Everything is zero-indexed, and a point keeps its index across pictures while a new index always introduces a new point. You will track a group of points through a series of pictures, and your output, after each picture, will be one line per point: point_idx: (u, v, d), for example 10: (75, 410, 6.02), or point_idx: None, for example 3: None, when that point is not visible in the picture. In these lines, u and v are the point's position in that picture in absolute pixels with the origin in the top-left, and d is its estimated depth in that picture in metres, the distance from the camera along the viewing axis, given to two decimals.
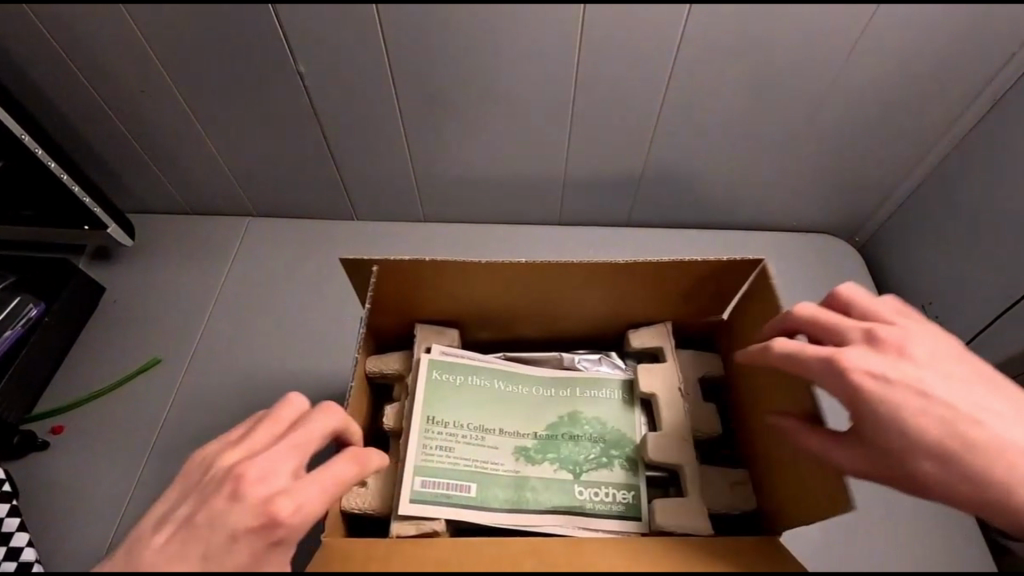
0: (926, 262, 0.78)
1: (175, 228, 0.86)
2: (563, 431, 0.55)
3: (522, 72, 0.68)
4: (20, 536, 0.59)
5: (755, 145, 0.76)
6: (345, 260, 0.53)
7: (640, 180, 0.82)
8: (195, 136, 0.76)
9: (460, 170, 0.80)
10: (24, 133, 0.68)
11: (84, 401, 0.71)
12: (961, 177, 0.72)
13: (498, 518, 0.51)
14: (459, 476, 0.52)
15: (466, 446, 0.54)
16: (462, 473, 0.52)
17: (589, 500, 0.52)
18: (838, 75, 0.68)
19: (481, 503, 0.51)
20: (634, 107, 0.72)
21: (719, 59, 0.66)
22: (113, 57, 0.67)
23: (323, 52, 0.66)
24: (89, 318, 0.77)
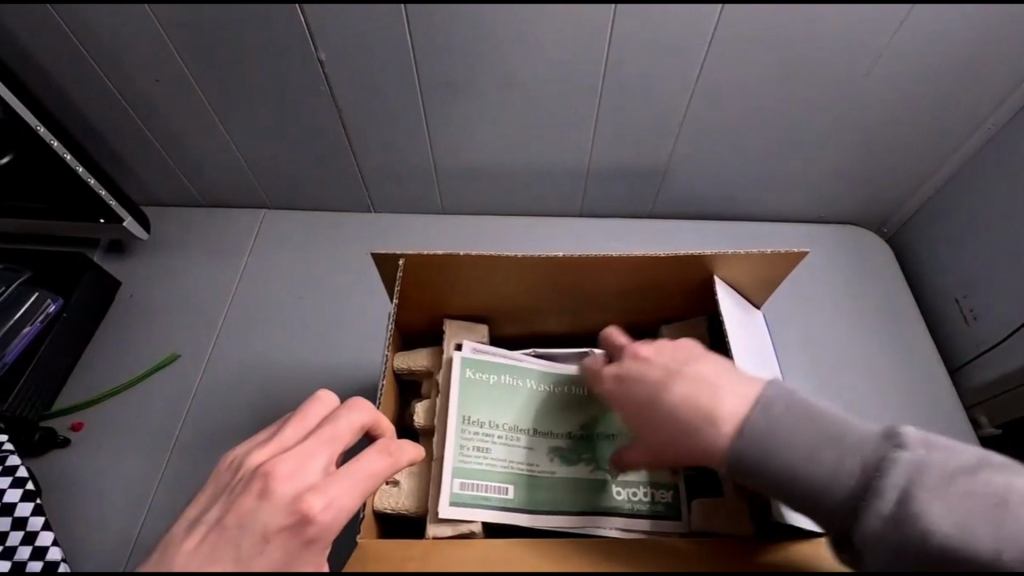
0: (959, 253, 0.76)
1: (190, 220, 0.85)
2: (598, 431, 0.54)
3: (549, 60, 0.66)
4: (45, 534, 0.58)
5: (787, 135, 0.74)
6: (374, 254, 0.52)
7: (666, 170, 0.79)
8: (210, 128, 0.74)
9: (481, 162, 0.79)
10: (38, 125, 0.66)
11: (103, 398, 0.70)
12: (1000, 168, 0.70)
13: (535, 519, 0.50)
14: (495, 479, 0.51)
15: (501, 447, 0.53)
16: (499, 476, 0.51)
17: (626, 501, 0.51)
18: (875, 62, 0.65)
19: (519, 507, 0.50)
20: (663, 96, 0.69)
21: (752, 46, 0.64)
22: (123, 47, 0.65)
23: (343, 40, 0.64)
24: (106, 313, 0.76)
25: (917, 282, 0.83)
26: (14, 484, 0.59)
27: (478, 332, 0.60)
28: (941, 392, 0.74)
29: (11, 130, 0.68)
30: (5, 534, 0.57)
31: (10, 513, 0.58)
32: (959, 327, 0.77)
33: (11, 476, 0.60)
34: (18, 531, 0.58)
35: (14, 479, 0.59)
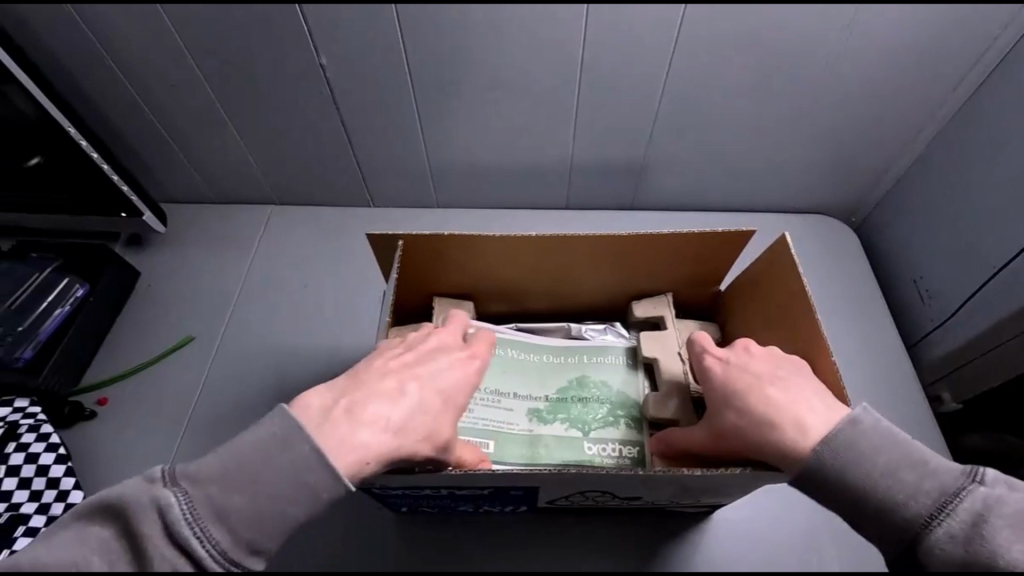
0: (917, 239, 0.81)
1: (203, 215, 0.92)
2: (571, 394, 0.61)
3: (530, 63, 0.72)
4: (76, 493, 0.64)
5: (752, 130, 0.79)
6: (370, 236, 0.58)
7: (643, 164, 0.85)
8: (222, 129, 0.81)
9: (471, 158, 0.85)
10: (70, 126, 0.73)
11: (125, 375, 0.76)
12: (951, 158, 0.75)
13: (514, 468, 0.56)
14: (481, 434, 0.57)
15: (486, 409, 0.59)
16: (483, 432, 0.58)
17: (595, 454, 0.57)
18: (828, 61, 0.71)
19: (500, 459, 0.56)
20: (634, 95, 0.75)
21: (714, 49, 0.70)
22: (143, 56, 0.72)
23: (342, 48, 0.70)
24: (128, 300, 0.83)
25: (884, 267, 0.88)
26: (48, 449, 0.66)
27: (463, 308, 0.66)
28: (899, 367, 0.79)
29: (43, 133, 0.75)
30: (40, 492, 0.64)
31: (45, 474, 0.65)
32: (918, 308, 0.82)
33: (45, 442, 0.66)
34: (52, 490, 0.64)
35: (48, 445, 0.66)
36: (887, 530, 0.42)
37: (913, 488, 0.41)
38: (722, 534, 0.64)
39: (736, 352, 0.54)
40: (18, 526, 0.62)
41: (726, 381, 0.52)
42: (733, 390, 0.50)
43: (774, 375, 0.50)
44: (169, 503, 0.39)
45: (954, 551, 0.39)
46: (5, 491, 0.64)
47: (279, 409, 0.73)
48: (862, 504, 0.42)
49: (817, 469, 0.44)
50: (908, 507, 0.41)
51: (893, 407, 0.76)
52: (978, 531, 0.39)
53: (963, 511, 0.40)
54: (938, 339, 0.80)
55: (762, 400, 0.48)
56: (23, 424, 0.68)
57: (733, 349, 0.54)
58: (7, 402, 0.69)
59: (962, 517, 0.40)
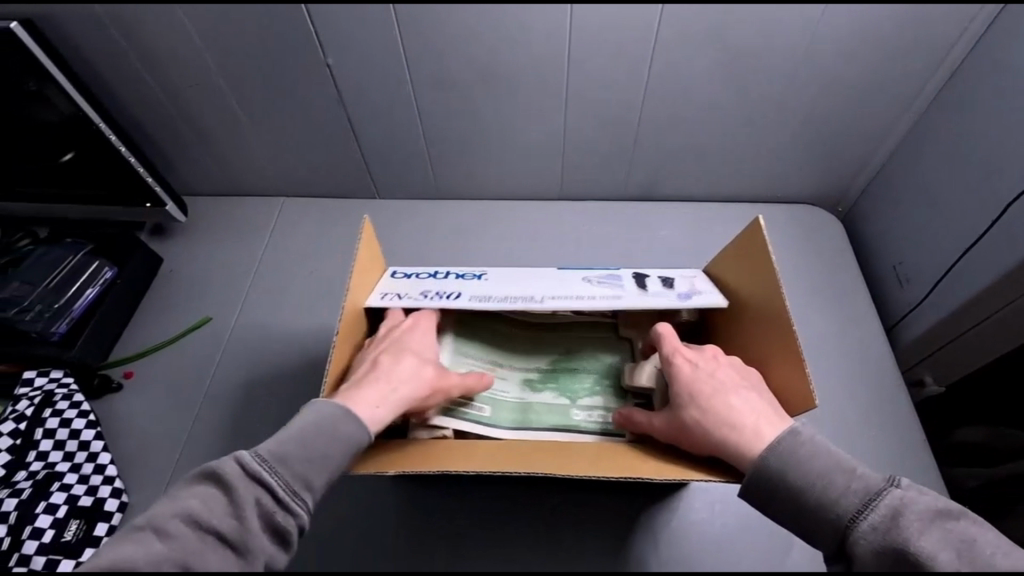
0: (897, 226, 0.84)
1: (221, 206, 0.98)
2: (561, 365, 0.67)
3: (520, 59, 0.77)
4: (105, 454, 0.71)
5: (735, 122, 0.83)
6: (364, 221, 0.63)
7: (632, 156, 0.90)
8: (237, 125, 0.87)
9: (468, 150, 0.90)
10: (100, 121, 0.80)
11: (148, 352, 0.83)
12: (927, 147, 0.78)
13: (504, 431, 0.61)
14: (477, 399, 0.63)
15: None
16: (480, 398, 0.63)
17: (582, 419, 0.63)
18: (803, 55, 0.74)
19: (494, 421, 0.62)
20: (619, 89, 0.80)
21: (694, 45, 0.74)
22: (166, 57, 0.79)
23: (346, 47, 0.76)
24: (151, 283, 0.89)
25: (867, 254, 0.91)
26: (80, 415, 0.73)
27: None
28: (879, 349, 0.82)
29: (76, 130, 0.82)
30: (73, 453, 0.70)
31: (77, 437, 0.71)
32: (899, 292, 0.85)
33: (77, 409, 0.73)
34: (83, 452, 0.71)
35: (79, 411, 0.73)
36: (821, 529, 0.45)
37: (840, 488, 0.45)
38: (698, 502, 0.68)
39: (704, 357, 0.57)
40: (53, 482, 0.68)
41: (690, 381, 0.55)
42: (695, 393, 0.54)
43: (736, 384, 0.54)
44: (246, 458, 0.46)
45: (877, 543, 0.42)
46: (42, 452, 0.70)
47: (287, 383, 0.78)
48: (798, 504, 0.46)
49: (761, 469, 0.47)
50: (836, 503, 0.44)
51: (872, 387, 0.79)
52: (896, 524, 0.42)
53: (884, 507, 0.43)
54: (915, 322, 0.82)
55: (724, 405, 0.52)
56: (58, 392, 0.74)
57: (702, 354, 0.58)
58: (44, 373, 0.76)
59: (881, 513, 0.43)
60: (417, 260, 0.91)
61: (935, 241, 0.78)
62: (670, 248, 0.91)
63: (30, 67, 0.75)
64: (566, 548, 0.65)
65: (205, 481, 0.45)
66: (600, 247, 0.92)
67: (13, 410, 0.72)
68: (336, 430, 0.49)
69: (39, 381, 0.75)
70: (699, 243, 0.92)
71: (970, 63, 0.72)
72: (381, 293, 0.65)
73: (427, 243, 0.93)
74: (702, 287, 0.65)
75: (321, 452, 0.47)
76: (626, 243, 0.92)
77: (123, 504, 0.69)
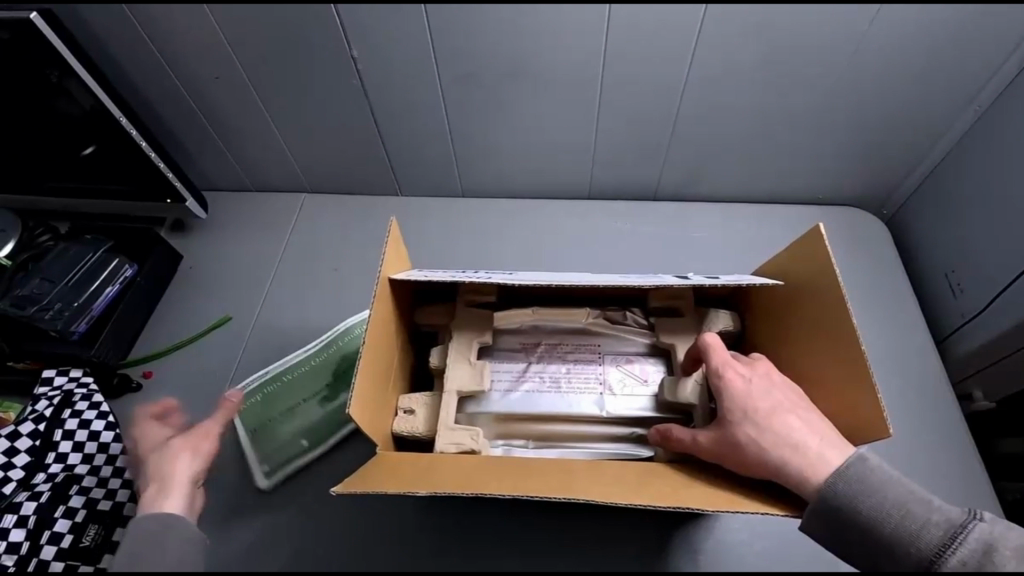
0: (950, 232, 0.79)
1: (241, 203, 0.96)
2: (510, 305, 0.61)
3: (553, 53, 0.73)
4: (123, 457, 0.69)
5: (778, 119, 0.79)
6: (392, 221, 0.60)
7: (666, 154, 0.86)
8: (259, 120, 0.85)
9: (496, 146, 0.86)
10: (121, 116, 0.78)
11: (168, 352, 0.81)
12: (988, 148, 0.73)
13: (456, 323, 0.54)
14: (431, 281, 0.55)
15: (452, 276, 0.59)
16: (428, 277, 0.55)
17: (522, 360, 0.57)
18: (855, 49, 0.69)
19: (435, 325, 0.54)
20: (656, 84, 0.76)
21: (739, 38, 0.69)
22: (187, 49, 0.76)
23: (372, 40, 0.73)
24: (171, 281, 0.88)
25: (915, 260, 0.86)
26: (99, 416, 0.71)
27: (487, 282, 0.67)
28: (928, 363, 0.77)
29: (96, 123, 0.80)
30: (92, 455, 0.69)
31: (96, 439, 0.70)
32: (950, 301, 0.80)
33: (96, 410, 0.72)
34: (101, 454, 0.69)
35: (99, 412, 0.71)
36: (900, 561, 0.43)
37: (922, 519, 0.43)
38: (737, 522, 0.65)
39: (756, 371, 0.54)
40: (72, 485, 0.67)
41: (745, 396, 0.52)
42: (754, 410, 0.51)
43: (794, 403, 0.51)
44: None
45: None
46: (61, 453, 0.69)
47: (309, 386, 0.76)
48: (876, 535, 0.43)
49: (837, 501, 0.44)
50: (920, 537, 0.42)
51: (921, 403, 0.74)
52: (987, 560, 0.41)
53: (973, 541, 0.42)
54: (966, 335, 0.78)
55: (783, 424, 0.49)
56: (77, 392, 0.73)
57: (753, 366, 0.54)
58: (64, 371, 0.75)
59: (970, 548, 0.41)
60: (442, 259, 0.88)
61: (993, 249, 0.72)
62: (705, 251, 0.87)
63: (49, 60, 0.73)
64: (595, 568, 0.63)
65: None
66: (631, 249, 0.88)
67: (33, 410, 0.71)
68: None
69: (59, 380, 0.74)
70: (736, 247, 0.87)
71: None
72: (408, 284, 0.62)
73: (452, 243, 0.90)
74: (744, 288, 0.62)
75: None
76: (659, 245, 0.88)
77: None
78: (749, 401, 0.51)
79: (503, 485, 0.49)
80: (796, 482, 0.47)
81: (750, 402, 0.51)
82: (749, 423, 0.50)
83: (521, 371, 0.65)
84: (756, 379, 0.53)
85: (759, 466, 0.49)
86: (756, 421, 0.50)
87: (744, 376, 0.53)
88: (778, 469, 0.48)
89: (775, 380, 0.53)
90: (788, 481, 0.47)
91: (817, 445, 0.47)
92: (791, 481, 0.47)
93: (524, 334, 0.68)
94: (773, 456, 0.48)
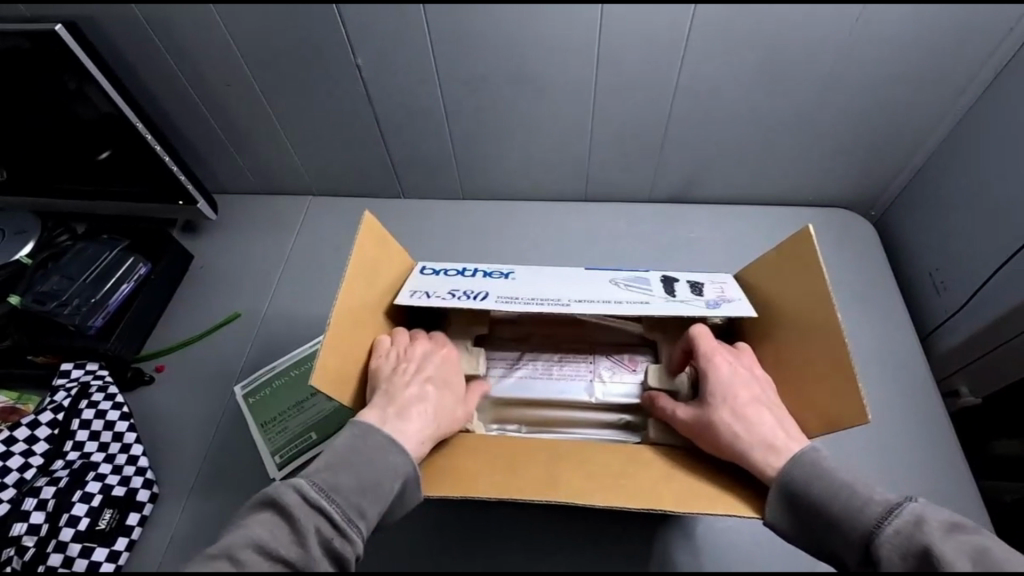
0: (933, 231, 0.82)
1: (250, 205, 1.00)
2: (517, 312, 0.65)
3: (548, 60, 0.76)
4: (136, 446, 0.73)
5: (767, 123, 0.81)
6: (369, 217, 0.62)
7: (660, 157, 0.88)
8: (268, 125, 0.89)
9: (495, 150, 0.90)
10: (138, 121, 0.82)
11: (179, 347, 0.84)
12: (968, 151, 0.75)
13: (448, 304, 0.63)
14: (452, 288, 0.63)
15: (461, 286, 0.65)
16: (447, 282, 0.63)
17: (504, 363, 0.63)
18: (838, 55, 0.72)
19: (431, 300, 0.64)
20: (649, 90, 0.79)
21: (726, 45, 0.72)
22: (200, 58, 0.80)
23: (376, 48, 0.76)
24: (183, 279, 0.91)
25: (901, 260, 0.88)
26: (114, 407, 0.74)
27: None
28: (912, 359, 0.80)
29: (113, 127, 0.84)
30: (107, 444, 0.72)
31: (111, 429, 0.73)
32: (935, 299, 0.82)
33: (111, 401, 0.75)
34: (116, 443, 0.72)
35: (114, 403, 0.75)
36: (843, 535, 0.45)
37: (864, 495, 0.45)
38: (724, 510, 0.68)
39: (741, 362, 0.58)
40: (88, 472, 0.70)
41: (729, 383, 0.55)
42: (734, 397, 0.54)
43: (769, 398, 0.55)
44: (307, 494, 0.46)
45: (901, 547, 0.42)
46: (78, 442, 0.72)
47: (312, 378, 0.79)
48: (824, 513, 0.46)
49: (790, 488, 0.48)
50: (859, 511, 0.44)
51: (905, 397, 0.77)
52: (919, 529, 0.42)
53: (907, 513, 0.43)
54: (948, 332, 0.80)
55: (757, 411, 0.53)
56: (93, 384, 0.76)
57: (739, 359, 0.58)
58: (80, 364, 0.78)
59: (904, 519, 0.43)
60: (442, 259, 0.91)
61: (974, 249, 0.75)
62: (696, 250, 0.90)
63: (70, 68, 0.77)
64: (585, 553, 0.66)
65: (267, 508, 0.46)
66: (625, 249, 0.91)
67: (52, 400, 0.75)
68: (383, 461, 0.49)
69: (76, 372, 0.77)
70: (727, 247, 0.90)
71: (1016, 62, 0.69)
72: (409, 291, 0.64)
73: (451, 243, 0.93)
74: (731, 293, 0.64)
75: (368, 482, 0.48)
76: (652, 245, 0.91)
77: (154, 496, 0.70)
78: (733, 390, 0.55)
79: (496, 485, 0.52)
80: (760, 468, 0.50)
81: (733, 390, 0.55)
82: (727, 409, 0.54)
83: (515, 359, 0.68)
84: (740, 369, 0.57)
85: (729, 448, 0.52)
86: (734, 407, 0.53)
87: (729, 365, 0.57)
88: (744, 454, 0.51)
89: (756, 373, 0.57)
90: (753, 465, 0.50)
91: (785, 436, 0.51)
92: (756, 465, 0.50)
93: (518, 323, 0.71)
94: (744, 440, 0.51)
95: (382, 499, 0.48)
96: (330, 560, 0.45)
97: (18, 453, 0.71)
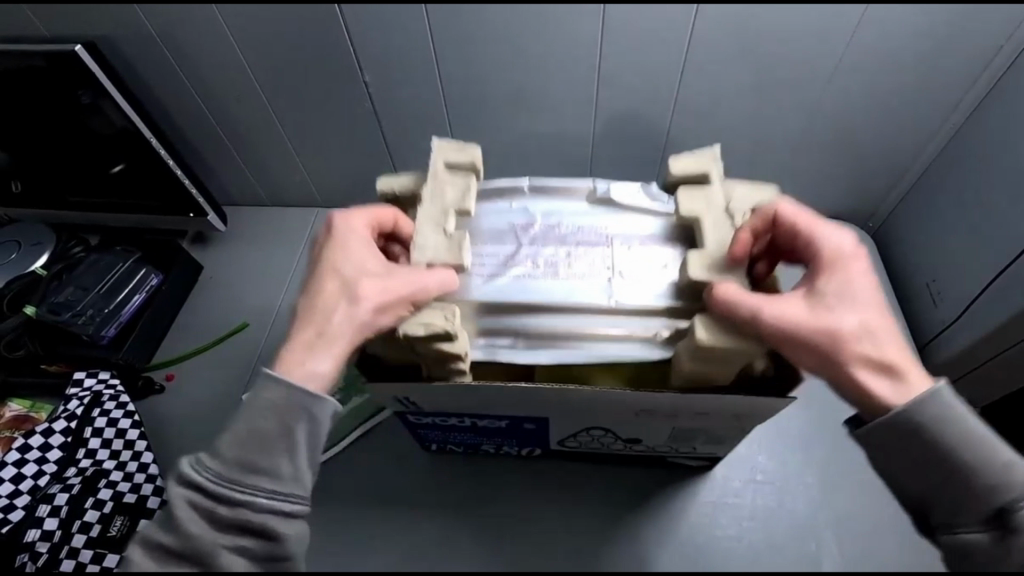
0: (929, 243, 0.83)
1: (258, 217, 1.02)
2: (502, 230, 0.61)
3: (551, 77, 0.78)
4: (147, 454, 0.74)
5: (766, 137, 0.83)
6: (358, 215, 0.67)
7: (660, 170, 0.90)
8: (277, 138, 0.91)
9: (499, 163, 0.91)
10: (152, 136, 0.84)
11: (189, 356, 0.86)
12: (963, 163, 0.77)
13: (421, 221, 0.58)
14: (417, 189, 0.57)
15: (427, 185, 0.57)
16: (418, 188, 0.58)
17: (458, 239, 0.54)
18: (833, 72, 0.74)
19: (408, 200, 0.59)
20: (649, 106, 0.81)
21: (724, 63, 0.74)
22: (214, 75, 0.83)
23: (383, 65, 0.79)
24: (194, 290, 0.93)
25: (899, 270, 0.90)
26: (126, 415, 0.76)
27: (468, 155, 0.58)
28: None
29: (127, 143, 0.86)
30: (119, 452, 0.73)
31: (123, 436, 0.74)
32: (932, 310, 0.83)
33: (123, 409, 0.76)
34: (127, 450, 0.74)
35: (126, 411, 0.76)
36: (974, 486, 0.46)
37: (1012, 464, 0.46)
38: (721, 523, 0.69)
39: (861, 258, 0.51)
40: (100, 479, 0.71)
41: (856, 282, 0.50)
42: (862, 300, 0.49)
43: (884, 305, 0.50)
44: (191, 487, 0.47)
45: None
46: (90, 450, 0.74)
47: None
48: (970, 471, 0.46)
49: (903, 428, 0.47)
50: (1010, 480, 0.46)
51: None
52: None
53: None
54: (944, 342, 0.81)
55: (884, 322, 0.49)
56: (106, 392, 0.78)
57: (858, 252, 0.52)
58: (93, 373, 0.80)
59: None
60: None
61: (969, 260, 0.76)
62: None
63: (88, 86, 0.80)
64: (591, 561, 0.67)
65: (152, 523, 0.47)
66: None
67: (64, 409, 0.76)
68: (281, 415, 0.48)
69: (88, 381, 0.79)
70: None
71: (1006, 79, 0.71)
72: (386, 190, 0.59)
73: None
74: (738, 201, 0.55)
75: (261, 441, 0.47)
76: None
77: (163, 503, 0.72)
78: (858, 287, 0.50)
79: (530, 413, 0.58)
80: (874, 384, 0.48)
81: (864, 290, 0.50)
82: (845, 299, 0.49)
83: (509, 256, 0.59)
84: (863, 268, 0.51)
85: (847, 339, 0.48)
86: (858, 302, 0.49)
87: (852, 260, 0.51)
88: (868, 356, 0.48)
89: (869, 265, 0.51)
90: (864, 367, 0.48)
91: (902, 352, 0.49)
92: (869, 367, 0.48)
93: (515, 220, 0.61)
94: (870, 351, 0.48)
95: (284, 446, 0.47)
96: (236, 529, 0.46)
97: (32, 461, 0.73)
